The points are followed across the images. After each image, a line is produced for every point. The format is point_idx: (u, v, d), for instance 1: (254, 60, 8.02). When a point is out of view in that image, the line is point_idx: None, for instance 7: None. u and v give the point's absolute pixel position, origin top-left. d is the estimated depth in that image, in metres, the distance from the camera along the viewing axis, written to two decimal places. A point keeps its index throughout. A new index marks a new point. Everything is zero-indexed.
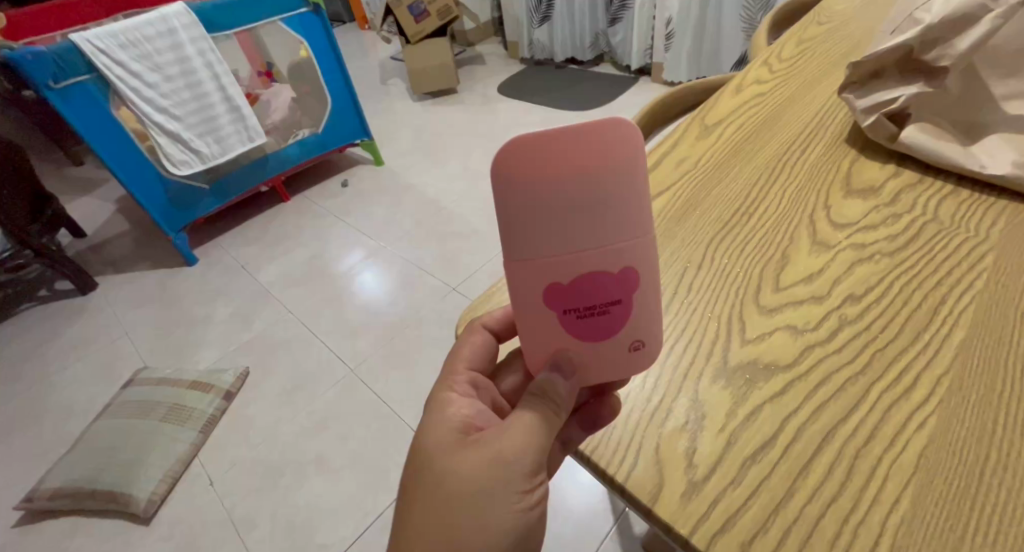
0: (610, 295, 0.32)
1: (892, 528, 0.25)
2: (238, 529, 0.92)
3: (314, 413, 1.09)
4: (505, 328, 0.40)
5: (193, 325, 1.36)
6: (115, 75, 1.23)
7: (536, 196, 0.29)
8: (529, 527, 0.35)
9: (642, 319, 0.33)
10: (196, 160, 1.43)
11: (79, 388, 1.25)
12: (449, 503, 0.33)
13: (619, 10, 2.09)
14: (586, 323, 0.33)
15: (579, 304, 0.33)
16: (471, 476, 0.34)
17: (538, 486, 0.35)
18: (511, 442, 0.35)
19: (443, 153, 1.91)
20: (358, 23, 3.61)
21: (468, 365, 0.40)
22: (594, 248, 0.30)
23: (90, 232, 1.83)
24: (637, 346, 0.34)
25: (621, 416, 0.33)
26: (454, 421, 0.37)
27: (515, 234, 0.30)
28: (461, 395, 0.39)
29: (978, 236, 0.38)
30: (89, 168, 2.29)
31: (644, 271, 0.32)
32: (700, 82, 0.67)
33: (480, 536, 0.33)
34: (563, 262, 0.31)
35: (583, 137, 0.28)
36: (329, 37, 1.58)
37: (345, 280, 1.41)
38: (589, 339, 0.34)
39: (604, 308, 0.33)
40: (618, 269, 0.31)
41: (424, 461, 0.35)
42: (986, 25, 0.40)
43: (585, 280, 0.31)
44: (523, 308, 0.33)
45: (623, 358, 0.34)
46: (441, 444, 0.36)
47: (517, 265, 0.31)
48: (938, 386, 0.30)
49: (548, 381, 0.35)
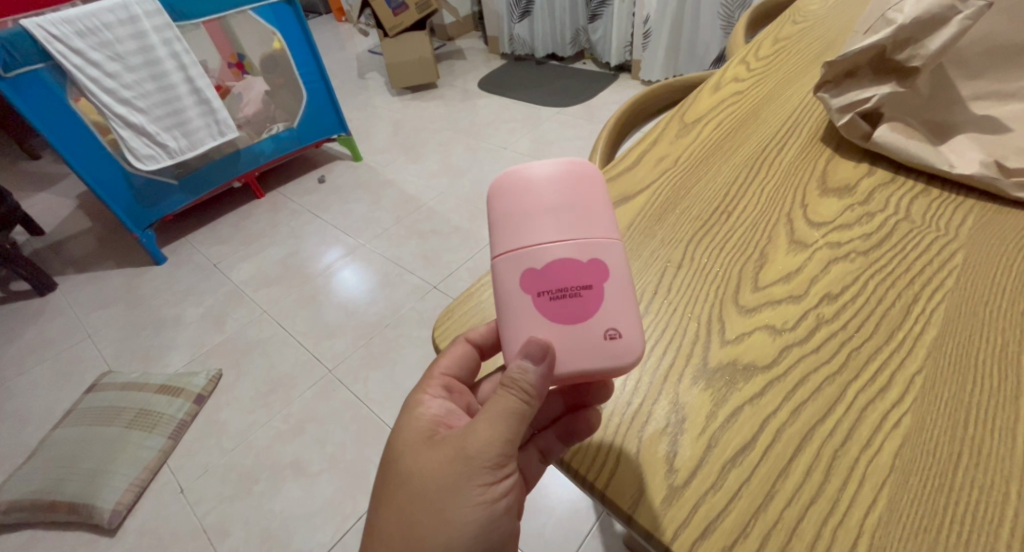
0: (581, 277, 0.34)
1: (870, 528, 0.26)
2: (210, 538, 0.90)
3: (290, 416, 1.06)
4: (490, 342, 0.38)
5: (161, 326, 1.31)
6: (72, 64, 1.16)
7: (517, 201, 0.35)
8: (494, 519, 0.35)
9: (616, 305, 0.34)
10: (163, 154, 1.39)
11: (38, 394, 1.20)
12: (413, 501, 0.34)
13: (599, 7, 2.10)
14: (562, 308, 0.34)
15: (552, 286, 0.34)
16: (434, 473, 0.34)
17: (505, 478, 0.35)
18: (475, 437, 0.34)
19: (422, 149, 1.88)
20: (335, 14, 3.53)
21: (444, 371, 0.39)
22: (566, 238, 0.34)
23: (49, 230, 1.75)
24: (612, 334, 0.34)
25: (598, 432, 0.32)
26: (424, 421, 0.38)
27: (502, 228, 0.35)
28: (433, 394, 0.39)
29: (948, 234, 0.39)
30: (47, 162, 2.20)
31: (610, 258, 0.34)
32: (677, 80, 0.66)
33: (442, 532, 0.33)
34: (540, 249, 0.34)
35: (550, 162, 0.36)
36: (303, 27, 1.54)
37: (322, 279, 1.37)
38: (564, 323, 0.34)
39: (577, 291, 0.34)
40: (587, 258, 0.34)
41: (395, 458, 0.36)
42: (955, 27, 0.40)
43: (558, 263, 0.34)
44: (499, 292, 0.34)
45: (599, 347, 0.34)
46: (410, 443, 0.36)
47: (502, 255, 0.34)
48: (912, 384, 0.30)
49: (520, 369, 0.33)
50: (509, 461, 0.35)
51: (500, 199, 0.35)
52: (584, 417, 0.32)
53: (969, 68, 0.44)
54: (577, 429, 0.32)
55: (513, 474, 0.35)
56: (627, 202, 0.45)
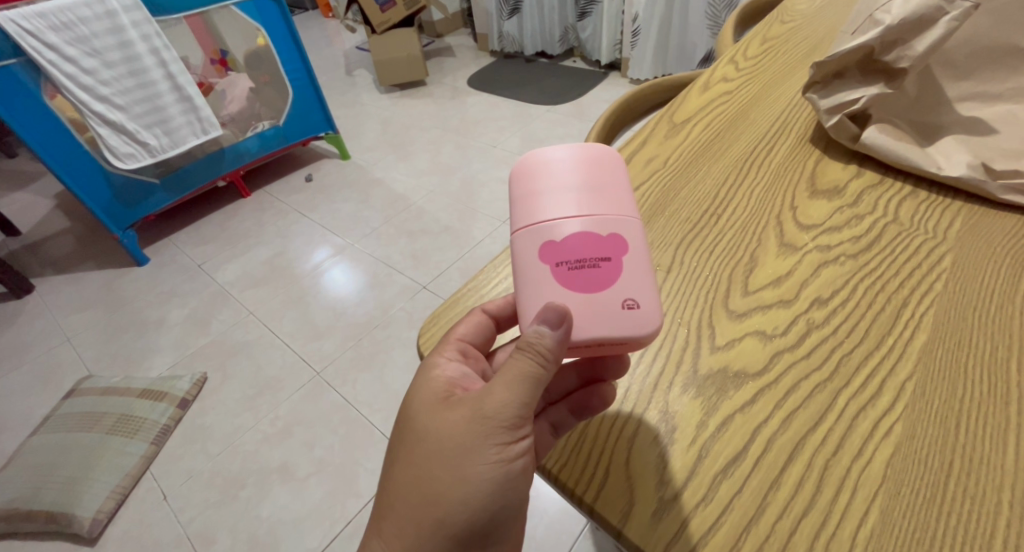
0: (599, 249, 0.33)
1: (862, 542, 0.25)
2: (195, 545, 0.88)
3: (277, 419, 1.05)
4: (506, 314, 0.37)
5: (144, 328, 1.29)
6: (46, 59, 1.13)
7: (538, 181, 0.34)
8: (511, 480, 0.32)
9: (636, 277, 0.33)
10: (143, 152, 1.36)
11: (15, 400, 1.17)
12: (429, 458, 0.32)
13: (588, 5, 2.09)
14: (580, 279, 0.32)
15: (571, 257, 0.33)
16: (449, 432, 0.32)
17: (522, 440, 0.32)
18: (491, 398, 0.32)
19: (411, 147, 1.87)
20: (321, 10, 3.48)
21: (460, 336, 0.36)
22: (583, 214, 0.33)
23: (26, 231, 1.71)
24: (630, 305, 0.32)
25: (611, 408, 0.32)
26: (438, 383, 0.35)
27: (522, 204, 0.34)
28: (449, 358, 0.36)
29: (936, 237, 0.38)
30: (23, 160, 2.14)
31: (630, 232, 0.33)
32: (665, 80, 0.66)
33: (459, 489, 0.32)
34: (559, 223, 0.33)
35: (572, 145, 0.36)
36: (287, 22, 1.51)
37: (310, 279, 1.35)
38: (583, 294, 0.32)
39: (595, 263, 0.33)
40: (607, 232, 0.33)
41: (409, 417, 0.34)
42: (942, 28, 0.40)
43: (576, 236, 0.33)
44: (517, 265, 0.33)
45: (616, 317, 0.32)
46: (424, 403, 0.34)
47: (520, 230, 0.34)
48: (902, 392, 0.30)
49: (537, 333, 0.31)
50: (527, 422, 0.33)
51: (521, 180, 0.35)
52: (599, 392, 0.32)
53: (956, 69, 0.44)
54: (589, 404, 0.32)
55: (530, 436, 0.33)
56: None
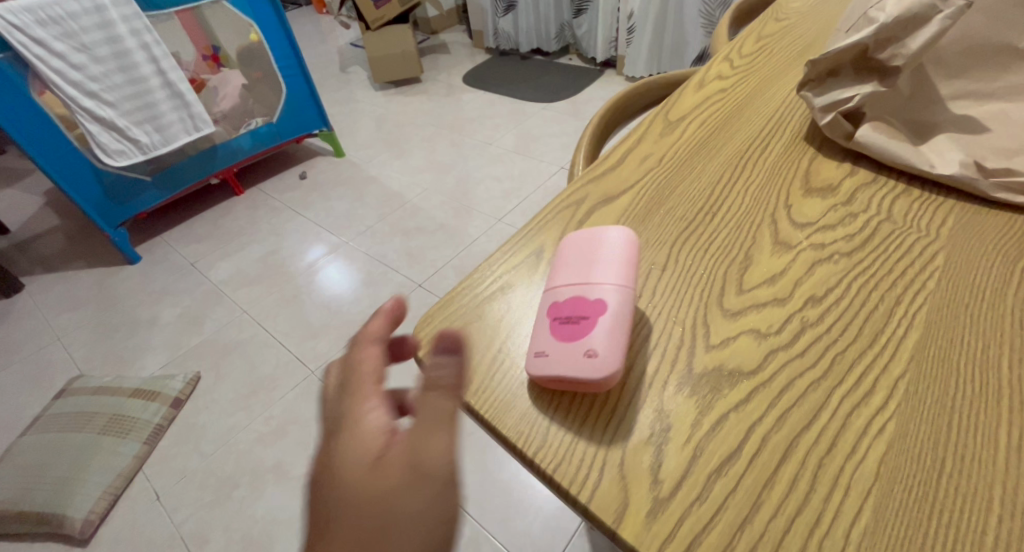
0: (583, 308, 0.34)
1: (856, 540, 0.25)
2: (188, 545, 0.87)
3: (271, 418, 1.04)
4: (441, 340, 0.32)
5: (136, 327, 1.28)
6: (34, 55, 1.11)
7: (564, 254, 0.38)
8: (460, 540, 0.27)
9: (609, 336, 0.32)
10: (134, 149, 1.35)
11: (4, 400, 1.15)
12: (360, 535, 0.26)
13: (584, 2, 2.09)
14: (562, 331, 0.34)
15: (562, 313, 0.34)
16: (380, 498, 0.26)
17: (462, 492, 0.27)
18: (422, 448, 0.27)
19: (406, 145, 1.86)
20: (315, 5, 3.46)
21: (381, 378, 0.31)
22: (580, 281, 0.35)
23: (16, 229, 1.69)
24: (590, 354, 0.32)
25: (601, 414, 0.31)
26: (360, 440, 0.28)
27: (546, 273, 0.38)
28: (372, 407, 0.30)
29: (929, 235, 0.39)
30: (13, 156, 2.12)
31: (615, 300, 0.34)
32: (661, 77, 0.66)
33: None
34: (561, 287, 0.36)
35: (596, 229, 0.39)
36: (280, 19, 1.49)
37: (305, 278, 1.35)
38: (560, 342, 0.33)
39: (577, 319, 0.34)
40: (594, 296, 0.34)
41: (332, 491, 0.27)
42: (936, 26, 0.40)
43: (569, 298, 0.35)
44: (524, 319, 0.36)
45: (576, 364, 0.32)
46: (346, 468, 0.27)
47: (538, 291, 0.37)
48: (895, 389, 0.30)
49: (435, 366, 0.29)
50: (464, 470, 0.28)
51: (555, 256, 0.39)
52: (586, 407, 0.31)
53: (948, 68, 0.44)
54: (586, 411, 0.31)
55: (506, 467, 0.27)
56: (612, 201, 0.44)
